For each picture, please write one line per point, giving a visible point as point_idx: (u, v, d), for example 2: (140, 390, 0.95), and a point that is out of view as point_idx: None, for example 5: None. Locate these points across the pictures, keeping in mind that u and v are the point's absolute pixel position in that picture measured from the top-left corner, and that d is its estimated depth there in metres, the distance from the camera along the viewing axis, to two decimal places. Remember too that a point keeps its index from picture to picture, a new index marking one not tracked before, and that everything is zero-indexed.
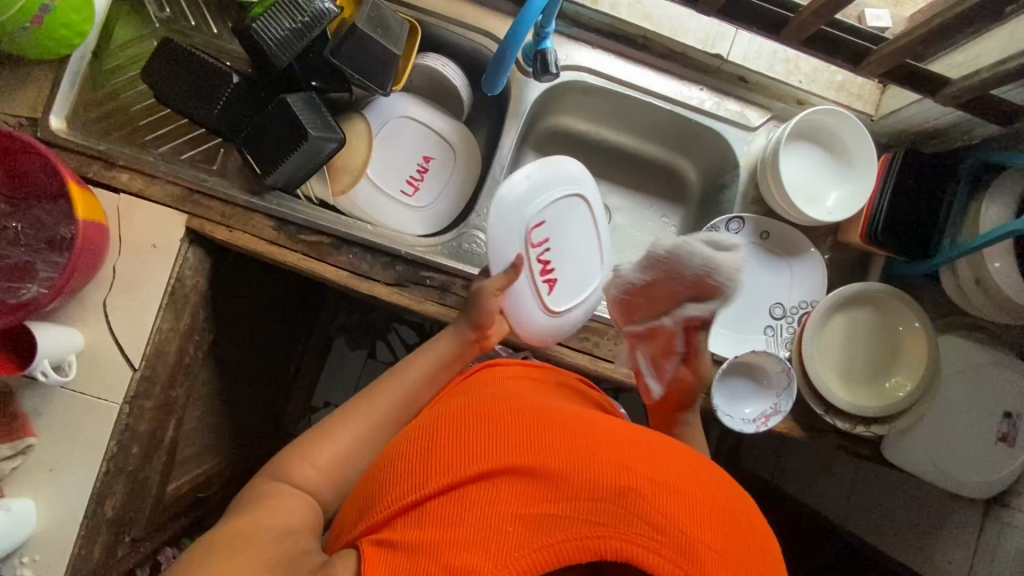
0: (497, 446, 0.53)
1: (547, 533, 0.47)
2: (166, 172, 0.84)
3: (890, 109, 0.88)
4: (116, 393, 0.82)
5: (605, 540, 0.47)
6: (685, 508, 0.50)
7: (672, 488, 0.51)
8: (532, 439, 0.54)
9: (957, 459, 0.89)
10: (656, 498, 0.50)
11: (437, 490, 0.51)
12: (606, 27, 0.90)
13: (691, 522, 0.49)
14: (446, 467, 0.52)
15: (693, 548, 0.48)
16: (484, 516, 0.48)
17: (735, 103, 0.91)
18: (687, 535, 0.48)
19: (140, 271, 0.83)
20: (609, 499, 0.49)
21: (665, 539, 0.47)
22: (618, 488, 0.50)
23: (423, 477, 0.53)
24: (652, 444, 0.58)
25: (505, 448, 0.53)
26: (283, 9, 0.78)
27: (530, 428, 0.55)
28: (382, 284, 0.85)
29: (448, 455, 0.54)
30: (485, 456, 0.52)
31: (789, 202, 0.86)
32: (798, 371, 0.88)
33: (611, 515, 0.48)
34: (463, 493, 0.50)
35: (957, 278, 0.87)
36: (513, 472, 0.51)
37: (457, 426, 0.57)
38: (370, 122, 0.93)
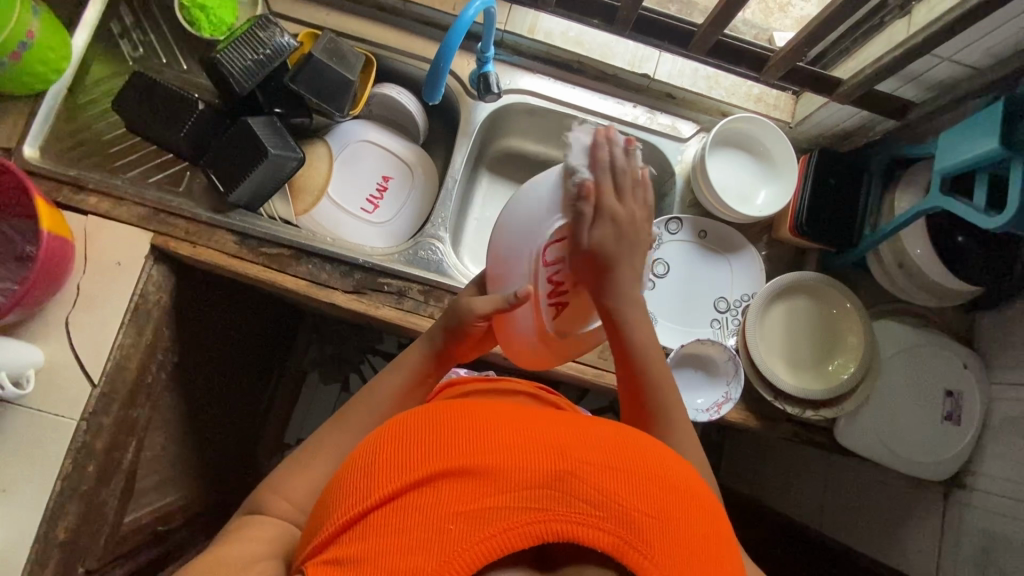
0: (430, 445, 0.45)
1: (485, 526, 0.40)
2: (133, 195, 0.89)
3: (804, 115, 0.97)
4: (74, 409, 0.83)
5: (552, 526, 0.40)
6: (636, 484, 0.44)
7: (617, 464, 0.45)
8: (468, 433, 0.46)
9: (908, 440, 0.92)
10: (600, 476, 0.43)
11: (369, 503, 0.43)
12: (544, 55, 0.99)
13: (641, 500, 0.43)
14: (385, 475, 0.44)
15: (646, 527, 0.41)
16: (422, 522, 0.41)
17: (665, 117, 1.00)
18: (638, 514, 0.42)
19: (104, 287, 0.86)
20: (550, 482, 0.42)
21: (605, 513, 0.41)
22: (558, 471, 0.43)
23: (355, 489, 0.45)
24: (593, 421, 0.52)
25: (438, 445, 0.45)
26: (245, 43, 0.86)
27: (477, 420, 0.48)
28: (340, 292, 0.89)
29: (379, 464, 0.46)
30: (418, 459, 0.45)
31: (720, 200, 0.93)
32: (744, 359, 0.92)
33: (553, 499, 0.41)
34: (396, 503, 0.42)
35: (883, 265, 0.94)
36: (449, 470, 0.43)
37: (405, 431, 0.48)
38: (330, 145, 1.00)
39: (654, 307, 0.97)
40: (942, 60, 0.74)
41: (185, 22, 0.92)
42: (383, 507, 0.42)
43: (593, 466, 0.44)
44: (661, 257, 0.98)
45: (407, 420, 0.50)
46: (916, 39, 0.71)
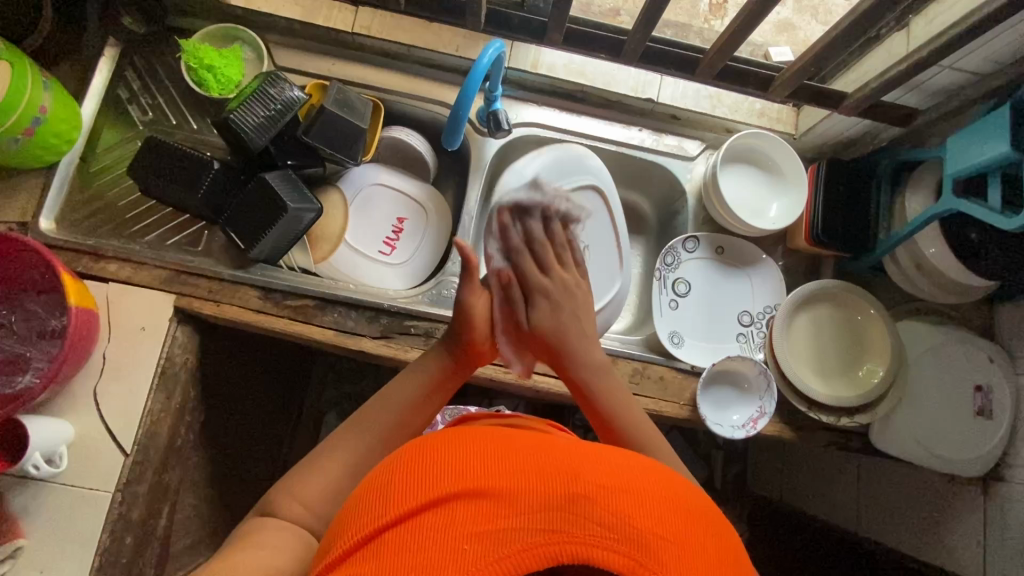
0: (443, 465, 0.45)
1: (500, 548, 0.40)
2: (154, 260, 0.88)
3: (808, 127, 0.99)
4: (108, 481, 0.81)
5: (567, 547, 0.40)
6: (650, 508, 0.44)
7: (631, 488, 0.45)
8: (480, 456, 0.46)
9: (943, 439, 0.92)
10: (614, 499, 0.43)
11: (382, 523, 0.43)
12: (548, 87, 1.01)
13: (656, 523, 0.43)
14: (398, 496, 0.44)
15: (659, 549, 0.41)
16: (434, 544, 0.40)
17: (672, 138, 1.01)
18: (650, 535, 0.42)
19: (129, 354, 0.85)
20: (565, 504, 0.42)
21: (620, 536, 0.41)
22: (573, 492, 0.43)
23: (369, 510, 0.45)
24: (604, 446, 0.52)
25: (451, 465, 0.45)
26: (257, 100, 0.87)
27: (487, 443, 0.48)
28: (368, 338, 0.89)
29: (392, 485, 0.45)
30: (431, 481, 0.44)
31: (735, 216, 0.94)
32: (775, 371, 0.92)
33: (569, 521, 0.41)
34: (410, 522, 0.42)
35: (900, 266, 0.95)
36: (463, 492, 0.43)
37: (415, 451, 0.48)
38: (344, 192, 1.00)
39: (681, 328, 0.97)
40: (944, 68, 0.76)
41: (193, 82, 0.92)
42: (397, 527, 0.42)
43: (607, 489, 0.44)
44: (681, 276, 0.99)
45: (416, 442, 0.50)
46: (920, 52, 0.73)
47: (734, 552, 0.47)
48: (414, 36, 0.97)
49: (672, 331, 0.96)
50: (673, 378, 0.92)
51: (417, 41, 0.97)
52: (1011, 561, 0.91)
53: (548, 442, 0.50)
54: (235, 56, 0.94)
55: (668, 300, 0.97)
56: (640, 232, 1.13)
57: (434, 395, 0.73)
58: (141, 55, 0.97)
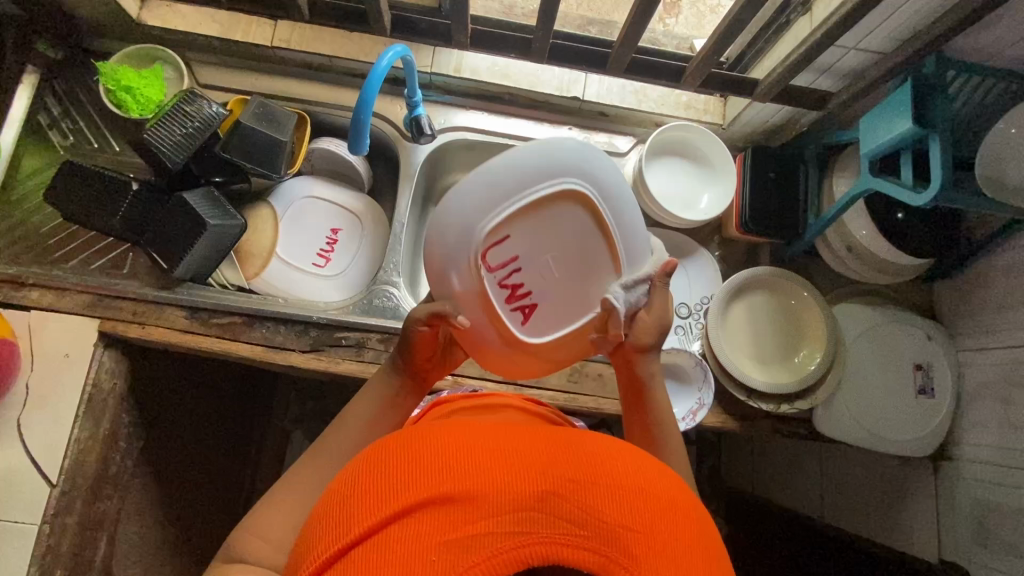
0: (409, 471, 0.44)
1: (469, 556, 0.39)
2: (76, 284, 0.87)
3: (734, 116, 0.99)
4: (33, 513, 0.80)
5: (540, 550, 0.39)
6: (619, 497, 0.43)
7: (597, 478, 0.44)
8: (451, 459, 0.44)
9: (887, 420, 0.91)
10: (583, 493, 0.43)
11: (348, 539, 0.41)
12: (475, 90, 1.01)
13: (628, 515, 0.42)
14: (364, 507, 0.42)
15: (633, 543, 0.41)
16: (404, 557, 0.38)
17: (602, 135, 1.02)
18: (622, 530, 0.41)
19: (53, 383, 0.83)
20: (534, 504, 0.41)
21: (591, 533, 0.40)
22: (543, 490, 0.42)
23: (331, 526, 0.43)
24: (581, 434, 0.51)
25: (420, 471, 0.43)
26: (173, 119, 0.86)
27: (457, 442, 0.46)
28: (298, 352, 0.88)
29: (356, 497, 0.44)
30: (396, 489, 0.42)
31: (665, 209, 0.93)
32: (713, 363, 0.91)
33: (538, 521, 0.40)
34: (375, 538, 0.40)
35: (833, 249, 0.94)
36: (429, 498, 0.41)
37: (383, 459, 0.46)
38: (274, 207, 0.99)
39: None
40: (849, 49, 0.77)
41: (112, 104, 0.91)
42: (361, 545, 0.40)
43: (576, 483, 0.43)
44: None
45: (384, 447, 0.48)
46: (817, 34, 0.73)
47: (709, 533, 0.47)
48: (334, 47, 0.96)
49: None
50: (612, 375, 0.91)
51: (337, 52, 0.96)
52: (965, 538, 0.90)
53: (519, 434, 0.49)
54: (157, 75, 0.93)
55: None
56: None
57: (393, 413, 0.69)
58: (62, 81, 0.97)
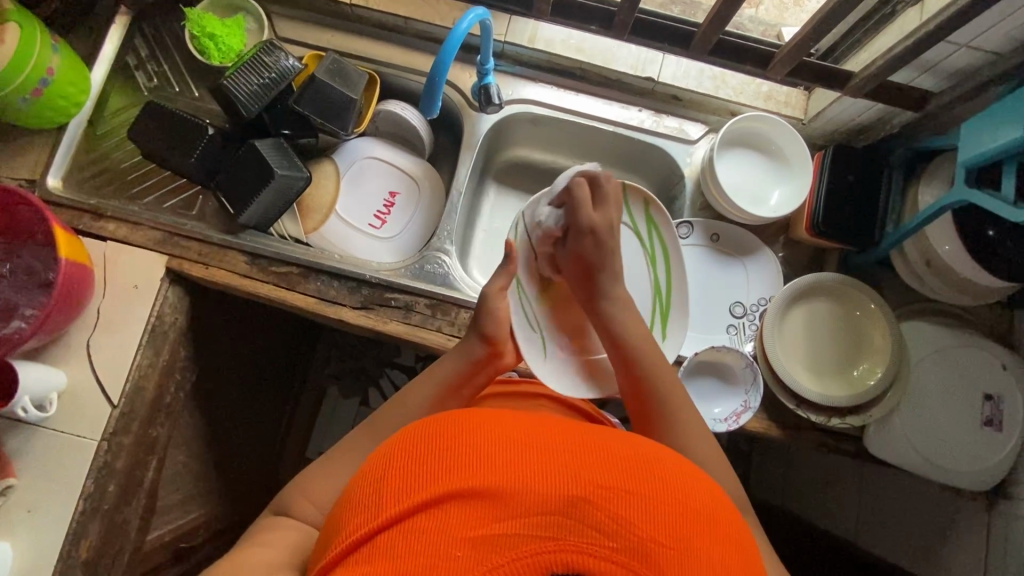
0: (440, 460, 0.44)
1: (494, 555, 0.38)
2: (149, 221, 0.91)
3: (817, 111, 0.94)
4: (95, 429, 0.85)
5: (564, 557, 0.38)
6: (655, 508, 0.41)
7: (634, 488, 0.42)
8: (478, 452, 0.44)
9: (947, 449, 0.86)
10: (616, 502, 0.41)
11: (374, 525, 0.41)
12: (547, 63, 0.99)
13: (657, 527, 0.40)
14: (394, 493, 0.43)
15: (664, 558, 0.39)
16: (430, 549, 0.39)
17: (673, 120, 0.98)
18: (653, 543, 0.39)
19: (122, 311, 0.88)
20: (563, 508, 0.40)
21: (620, 545, 0.39)
22: (572, 495, 0.41)
23: (361, 507, 0.43)
24: (620, 438, 0.48)
25: (447, 462, 0.43)
26: (251, 68, 0.88)
27: (487, 434, 0.45)
28: (349, 308, 0.90)
29: (385, 482, 0.44)
30: (425, 478, 0.43)
31: (732, 204, 0.90)
32: (763, 365, 0.88)
33: (565, 527, 0.39)
34: (402, 526, 0.40)
35: (908, 262, 0.89)
36: (455, 492, 0.41)
37: (411, 445, 0.46)
38: (337, 163, 1.01)
39: None
40: (959, 47, 0.71)
41: (195, 50, 0.94)
42: (389, 529, 0.41)
43: (609, 490, 0.41)
44: None
45: (414, 432, 0.48)
46: (928, 26, 0.68)
47: (749, 558, 0.44)
48: (411, 8, 0.97)
49: None
50: None
51: (414, 14, 0.97)
52: None
53: (550, 429, 0.48)
54: (238, 25, 0.95)
55: None
56: None
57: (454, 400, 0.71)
58: (151, 25, 1.01)
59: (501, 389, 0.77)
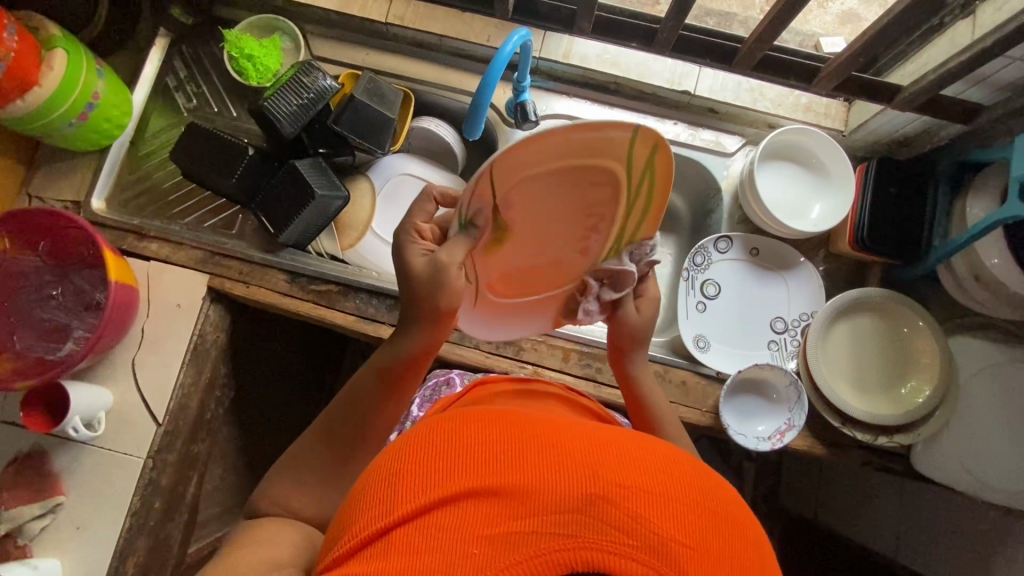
0: (456, 457, 0.43)
1: (511, 554, 0.37)
2: (190, 239, 0.93)
3: (859, 123, 0.92)
4: (140, 447, 0.86)
5: (583, 555, 0.37)
6: (673, 508, 0.40)
7: (654, 488, 0.41)
8: (494, 450, 0.43)
9: (997, 468, 0.82)
10: (636, 502, 0.39)
11: (388, 521, 0.40)
12: (581, 78, 0.99)
13: (679, 529, 0.39)
14: (410, 486, 0.42)
15: (682, 557, 0.37)
16: (445, 546, 0.38)
17: (709, 132, 0.97)
18: (676, 544, 0.38)
19: (165, 329, 0.89)
20: (581, 506, 0.39)
21: (641, 543, 0.37)
22: (592, 494, 0.39)
23: (374, 502, 0.43)
24: (637, 438, 0.47)
25: (464, 458, 0.43)
26: (290, 89, 0.89)
27: (504, 435, 0.44)
28: (387, 325, 0.90)
29: (400, 475, 0.43)
30: (442, 475, 0.42)
31: (774, 218, 0.89)
32: (807, 383, 0.87)
33: (585, 525, 0.38)
34: (418, 522, 0.39)
35: (956, 276, 0.86)
36: (472, 490, 0.40)
37: (425, 440, 0.45)
38: (373, 180, 1.02)
39: (707, 331, 0.93)
40: (1014, 60, 0.70)
41: (234, 71, 0.95)
42: (403, 526, 0.40)
43: (629, 490, 0.40)
44: (711, 278, 0.94)
45: (429, 427, 0.47)
46: (984, 42, 0.66)
47: (767, 563, 0.42)
48: (446, 26, 0.97)
49: (699, 336, 0.92)
50: (695, 383, 0.88)
51: (448, 32, 0.97)
52: None
53: (565, 428, 0.47)
54: (275, 46, 0.96)
55: (696, 301, 0.93)
56: (672, 231, 1.09)
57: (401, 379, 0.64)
58: (189, 45, 1.02)
59: (516, 383, 0.76)
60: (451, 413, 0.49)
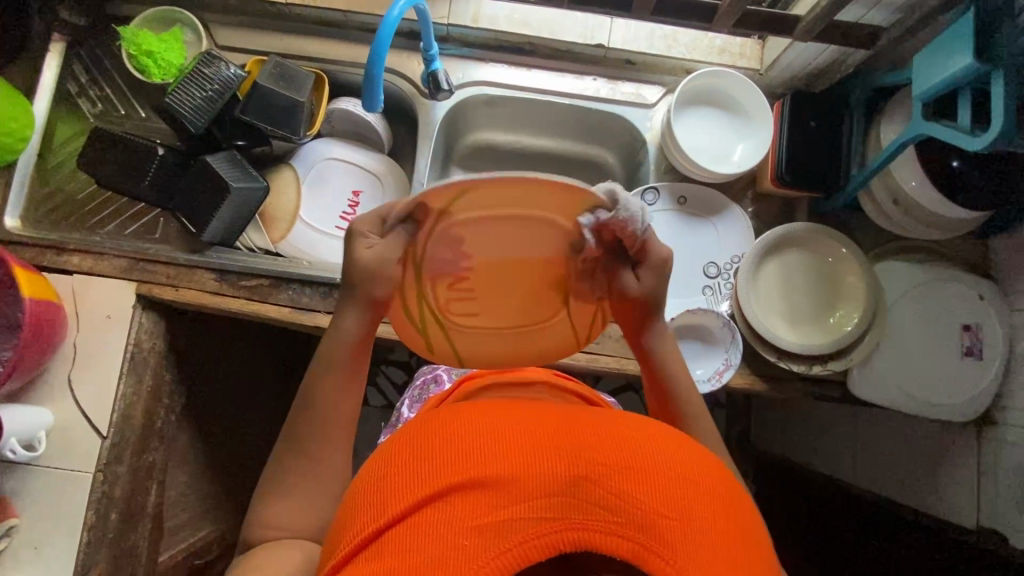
0: (444, 455, 0.44)
1: (501, 541, 0.38)
2: (112, 249, 0.91)
3: (772, 60, 0.92)
4: (88, 462, 0.86)
5: (570, 536, 0.38)
6: (657, 482, 0.41)
7: (636, 463, 0.42)
8: (479, 441, 0.44)
9: (925, 384, 0.87)
10: (618, 479, 0.41)
11: (381, 523, 0.42)
12: (494, 41, 0.97)
13: (663, 502, 0.40)
14: (400, 488, 0.43)
15: (668, 529, 0.39)
16: (435, 539, 0.39)
17: (629, 85, 0.97)
18: (661, 517, 0.39)
19: (98, 342, 0.88)
20: (566, 489, 0.40)
21: (625, 519, 0.39)
22: (575, 476, 0.41)
23: (371, 508, 0.44)
24: (619, 419, 0.49)
25: (450, 455, 0.44)
26: (192, 81, 0.87)
27: (490, 429, 0.46)
28: (323, 313, 0.89)
29: (389, 480, 0.44)
30: (430, 472, 0.43)
31: (695, 164, 0.89)
32: (742, 322, 0.88)
33: (569, 506, 0.39)
34: (409, 522, 0.41)
35: (876, 202, 0.88)
36: (458, 484, 0.41)
37: (412, 445, 0.47)
38: (296, 168, 1.00)
39: None
40: None
41: (135, 70, 0.92)
42: (395, 527, 0.41)
43: (611, 468, 0.42)
44: None
45: (416, 431, 0.49)
46: None
47: (755, 525, 0.44)
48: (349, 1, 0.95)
49: None
50: None
51: (352, 6, 0.94)
52: (1006, 506, 0.85)
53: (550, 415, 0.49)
54: (176, 39, 0.93)
55: None
56: None
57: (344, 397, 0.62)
58: (86, 48, 0.98)
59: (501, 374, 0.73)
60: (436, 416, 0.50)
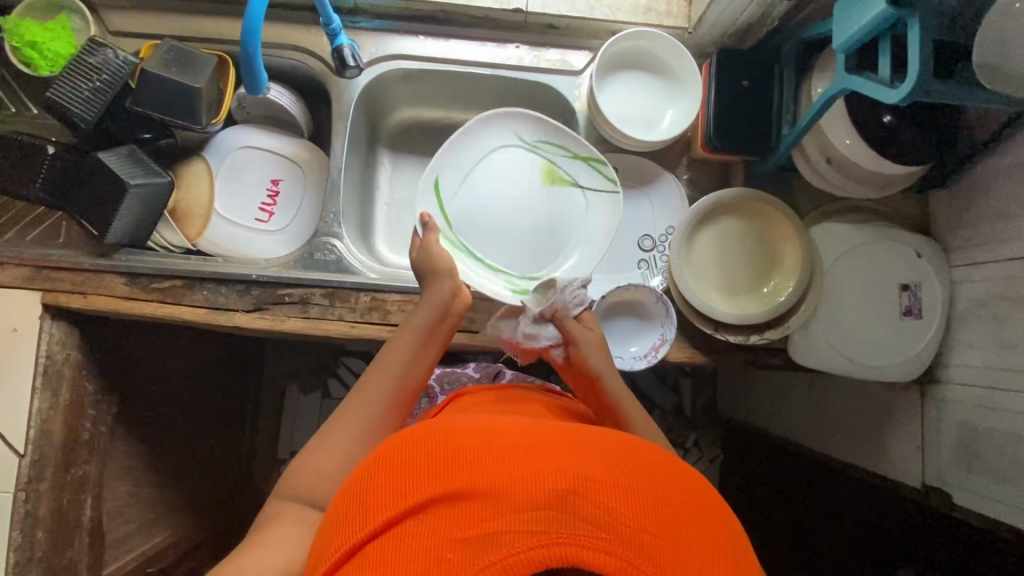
0: (430, 466, 0.45)
1: (484, 556, 0.39)
2: (11, 257, 0.85)
3: (699, 17, 0.87)
4: (8, 481, 0.83)
5: (558, 551, 0.39)
6: (642, 500, 0.43)
7: (621, 479, 0.44)
8: (465, 453, 0.45)
9: (865, 347, 0.85)
10: (603, 494, 0.42)
11: (365, 533, 0.42)
12: (406, 11, 0.91)
13: (647, 518, 0.42)
14: (383, 499, 0.44)
15: (651, 546, 0.40)
16: (420, 552, 0.40)
17: (554, 52, 0.92)
18: (645, 534, 0.41)
19: (7, 357, 0.84)
20: (553, 502, 0.41)
21: (612, 535, 0.40)
22: (560, 489, 0.42)
23: (353, 518, 0.44)
24: (603, 436, 0.50)
25: (437, 466, 0.45)
26: (76, 73, 0.80)
27: (478, 441, 0.47)
28: (241, 312, 0.85)
29: (372, 491, 0.45)
30: (414, 484, 0.44)
31: (621, 133, 0.85)
32: (676, 295, 0.85)
33: (556, 519, 0.40)
34: (394, 532, 0.41)
35: (811, 162, 0.84)
36: (442, 496, 0.42)
37: (397, 454, 0.47)
38: (208, 160, 0.94)
39: None
40: None
41: (20, 62, 0.85)
42: (379, 537, 0.42)
43: (596, 483, 0.43)
44: None
45: (400, 441, 0.49)
46: None
47: (734, 542, 0.46)
48: None
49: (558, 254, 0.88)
50: None
51: None
52: (946, 466, 0.83)
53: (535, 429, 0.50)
54: (63, 27, 0.86)
55: None
56: None
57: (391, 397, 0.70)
58: None
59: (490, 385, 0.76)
60: (421, 426, 0.51)
